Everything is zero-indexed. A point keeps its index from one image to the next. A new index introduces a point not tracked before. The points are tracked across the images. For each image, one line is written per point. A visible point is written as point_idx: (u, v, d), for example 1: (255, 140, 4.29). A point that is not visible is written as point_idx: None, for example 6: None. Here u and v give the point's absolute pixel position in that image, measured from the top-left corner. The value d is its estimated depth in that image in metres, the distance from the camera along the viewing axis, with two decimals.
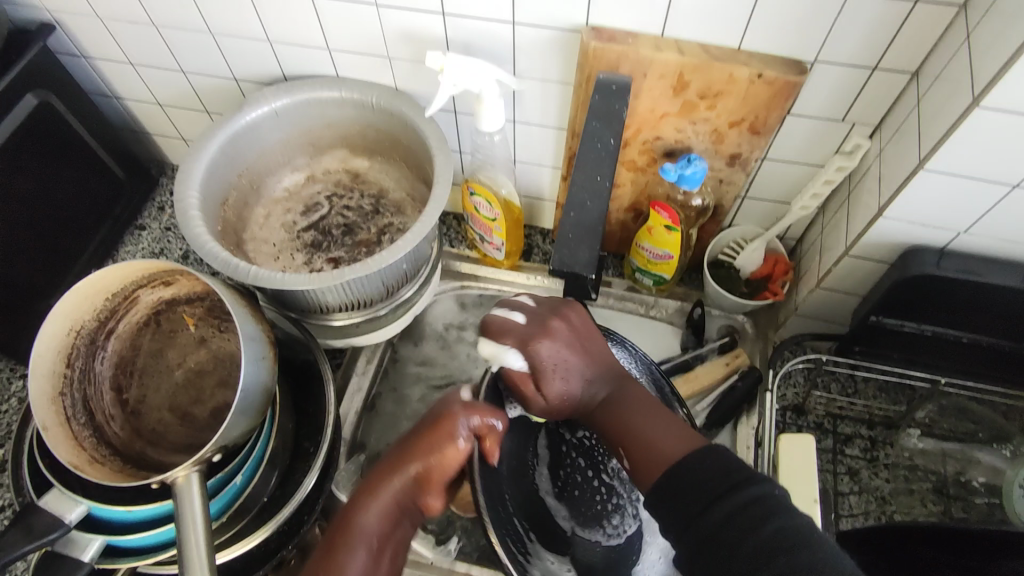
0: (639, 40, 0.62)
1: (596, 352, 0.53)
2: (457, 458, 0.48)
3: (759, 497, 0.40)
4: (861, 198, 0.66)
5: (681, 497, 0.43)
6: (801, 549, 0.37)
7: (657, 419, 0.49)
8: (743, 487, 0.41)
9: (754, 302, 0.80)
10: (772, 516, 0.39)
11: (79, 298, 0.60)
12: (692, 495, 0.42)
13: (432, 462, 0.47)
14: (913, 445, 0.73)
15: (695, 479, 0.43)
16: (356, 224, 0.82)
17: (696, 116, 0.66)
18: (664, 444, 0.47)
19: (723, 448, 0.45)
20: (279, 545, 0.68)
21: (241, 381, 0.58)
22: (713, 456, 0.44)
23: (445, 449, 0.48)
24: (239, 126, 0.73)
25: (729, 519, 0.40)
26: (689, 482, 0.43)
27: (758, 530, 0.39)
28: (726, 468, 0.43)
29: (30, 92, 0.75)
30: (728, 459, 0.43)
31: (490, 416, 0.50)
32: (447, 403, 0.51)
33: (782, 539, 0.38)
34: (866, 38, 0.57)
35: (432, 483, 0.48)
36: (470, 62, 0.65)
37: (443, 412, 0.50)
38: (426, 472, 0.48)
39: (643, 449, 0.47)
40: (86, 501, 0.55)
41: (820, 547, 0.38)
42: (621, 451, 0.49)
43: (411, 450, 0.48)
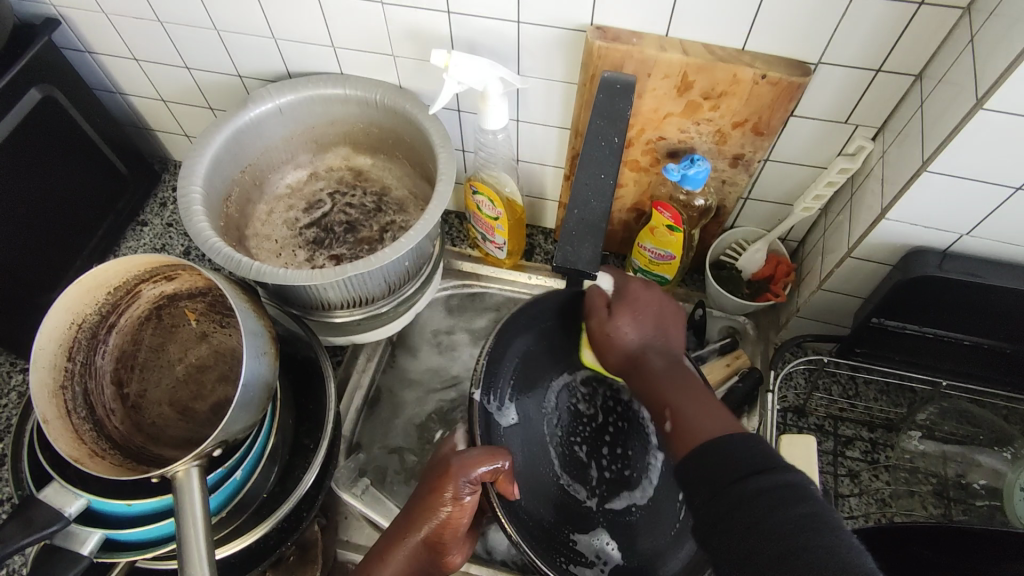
0: (644, 40, 0.62)
1: (654, 321, 0.58)
2: (464, 512, 0.54)
3: (783, 484, 0.41)
4: (864, 200, 0.66)
5: (711, 471, 0.45)
6: (820, 533, 0.39)
7: (688, 399, 0.51)
8: (768, 473, 0.42)
9: (755, 303, 0.80)
10: (799, 501, 0.40)
11: (81, 292, 0.60)
12: (718, 471, 0.44)
13: (441, 523, 0.54)
14: (914, 448, 0.73)
15: (725, 455, 0.45)
16: (359, 221, 0.82)
17: (699, 116, 0.66)
18: (705, 421, 0.49)
19: (759, 436, 0.46)
20: (278, 542, 0.68)
21: (243, 376, 0.58)
22: (745, 443, 0.45)
23: (452, 515, 0.54)
24: (243, 122, 0.73)
25: (748, 501, 0.41)
26: (720, 456, 0.45)
27: (776, 513, 0.40)
28: (757, 455, 0.44)
29: (35, 86, 0.75)
30: (757, 446, 0.45)
31: (492, 464, 0.54)
32: (449, 462, 0.55)
33: (807, 522, 0.39)
34: (870, 40, 0.57)
35: (444, 542, 0.54)
36: (475, 60, 0.65)
37: (443, 470, 0.54)
38: (436, 534, 0.54)
39: (681, 418, 0.50)
40: (86, 494, 0.55)
41: (839, 536, 0.39)
42: (663, 415, 0.52)
43: (424, 512, 0.54)
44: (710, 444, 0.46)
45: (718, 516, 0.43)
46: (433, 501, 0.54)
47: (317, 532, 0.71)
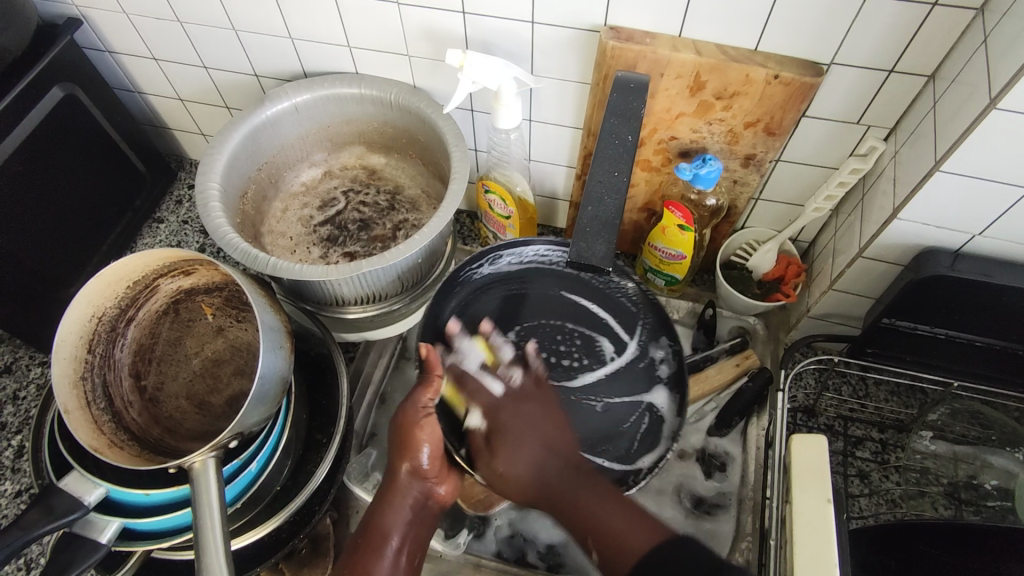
0: (657, 40, 0.62)
1: (522, 431, 0.55)
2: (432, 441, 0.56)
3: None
4: (876, 201, 0.66)
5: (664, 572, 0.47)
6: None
7: (603, 514, 0.51)
8: (721, 574, 0.45)
9: (766, 303, 0.80)
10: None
11: (102, 285, 0.61)
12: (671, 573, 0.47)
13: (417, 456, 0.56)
14: (926, 448, 0.72)
15: (666, 566, 0.47)
16: (372, 219, 0.83)
17: (712, 116, 0.67)
18: (631, 532, 0.49)
19: (690, 537, 0.49)
20: (290, 535, 0.68)
21: (259, 369, 0.58)
22: (683, 546, 0.48)
23: (422, 441, 0.56)
24: (260, 121, 0.74)
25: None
26: (663, 567, 0.47)
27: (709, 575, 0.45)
28: (694, 557, 0.47)
29: (57, 85, 0.77)
30: (697, 548, 0.48)
31: (433, 392, 0.57)
32: (399, 405, 0.57)
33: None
34: (882, 41, 0.58)
35: (426, 471, 0.57)
36: (489, 60, 0.65)
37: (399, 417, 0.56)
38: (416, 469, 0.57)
39: (608, 539, 0.50)
40: (105, 484, 0.56)
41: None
42: (586, 543, 0.51)
43: (400, 449, 0.56)
44: (648, 557, 0.48)
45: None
46: (408, 433, 0.56)
47: (329, 526, 0.71)
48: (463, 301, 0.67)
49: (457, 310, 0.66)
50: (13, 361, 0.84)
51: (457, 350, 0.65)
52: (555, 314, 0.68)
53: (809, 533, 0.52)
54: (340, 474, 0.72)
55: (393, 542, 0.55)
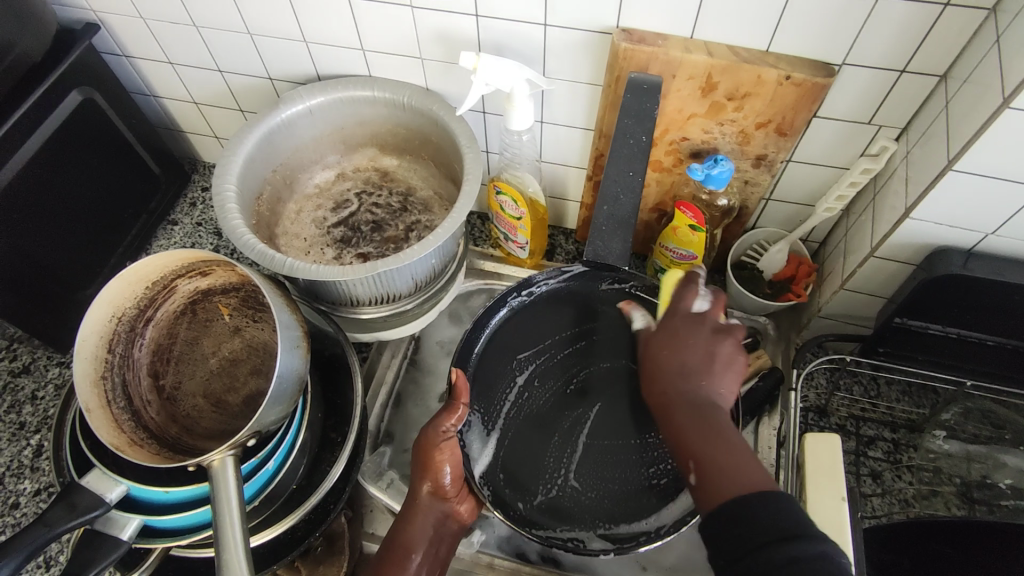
0: (669, 42, 0.63)
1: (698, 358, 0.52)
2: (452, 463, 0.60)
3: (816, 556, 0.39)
4: (887, 201, 0.66)
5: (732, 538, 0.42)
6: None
7: (709, 449, 0.47)
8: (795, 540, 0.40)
9: (777, 303, 0.80)
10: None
11: (122, 286, 0.62)
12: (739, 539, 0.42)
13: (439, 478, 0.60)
14: (939, 447, 0.73)
15: (751, 517, 0.42)
16: (385, 220, 0.84)
17: (723, 117, 0.67)
18: (742, 471, 0.45)
19: (786, 493, 0.43)
20: (305, 533, 0.69)
21: (276, 368, 0.59)
22: (774, 501, 0.42)
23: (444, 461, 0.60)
24: (275, 123, 0.75)
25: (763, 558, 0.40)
26: (745, 518, 0.42)
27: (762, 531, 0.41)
28: (785, 518, 0.41)
29: (76, 88, 0.78)
30: (788, 507, 0.42)
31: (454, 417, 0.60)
32: (422, 428, 0.61)
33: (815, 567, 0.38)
34: (894, 41, 0.58)
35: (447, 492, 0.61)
36: (502, 62, 0.66)
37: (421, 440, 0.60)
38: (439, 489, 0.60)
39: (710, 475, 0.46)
40: (126, 481, 0.57)
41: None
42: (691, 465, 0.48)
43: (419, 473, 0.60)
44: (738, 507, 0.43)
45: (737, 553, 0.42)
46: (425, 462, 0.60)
47: (344, 524, 0.72)
48: (510, 335, 0.69)
49: (509, 323, 0.69)
50: (31, 361, 0.86)
51: (482, 379, 0.66)
52: (609, 356, 0.66)
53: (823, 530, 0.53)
54: (355, 473, 0.73)
55: (415, 558, 0.59)
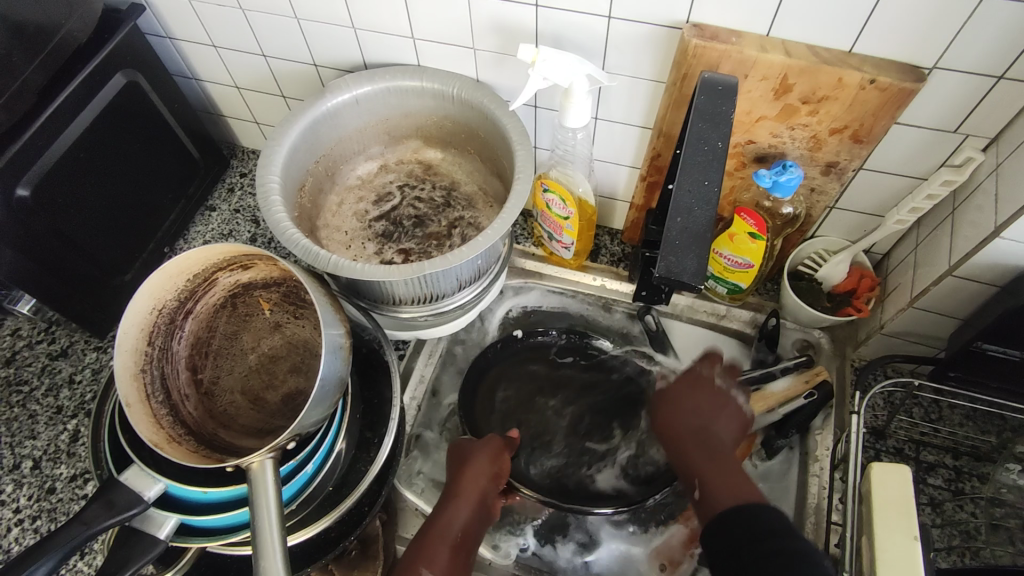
0: (744, 39, 0.59)
1: (707, 401, 0.60)
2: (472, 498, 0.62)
3: (798, 553, 0.44)
4: (969, 216, 0.62)
5: (735, 548, 0.48)
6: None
7: (721, 474, 0.54)
8: (779, 538, 0.46)
9: (836, 317, 0.76)
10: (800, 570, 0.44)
11: (164, 278, 0.60)
12: (734, 534, 0.48)
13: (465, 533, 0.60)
14: (1011, 480, 0.69)
15: (744, 517, 0.49)
16: (427, 216, 0.82)
17: (795, 121, 0.63)
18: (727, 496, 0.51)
19: (771, 505, 0.49)
20: (339, 535, 0.68)
21: (320, 370, 0.57)
22: (765, 514, 0.49)
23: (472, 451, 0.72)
24: (321, 112, 0.72)
25: (767, 556, 0.45)
26: (744, 522, 0.48)
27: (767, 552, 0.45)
28: (767, 522, 0.48)
29: (121, 71, 0.76)
30: (777, 519, 0.48)
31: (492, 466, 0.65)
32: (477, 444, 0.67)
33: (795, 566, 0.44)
34: (995, 45, 0.54)
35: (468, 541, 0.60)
36: (563, 56, 0.62)
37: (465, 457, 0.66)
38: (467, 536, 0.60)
39: (710, 491, 0.52)
40: (164, 479, 0.55)
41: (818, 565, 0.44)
42: (693, 485, 0.54)
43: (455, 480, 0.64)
44: (725, 516, 0.50)
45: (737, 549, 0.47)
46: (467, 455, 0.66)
47: (379, 527, 0.71)
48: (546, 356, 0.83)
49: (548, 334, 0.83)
50: (69, 345, 0.85)
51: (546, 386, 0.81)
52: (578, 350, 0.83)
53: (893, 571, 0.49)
54: (391, 476, 0.71)
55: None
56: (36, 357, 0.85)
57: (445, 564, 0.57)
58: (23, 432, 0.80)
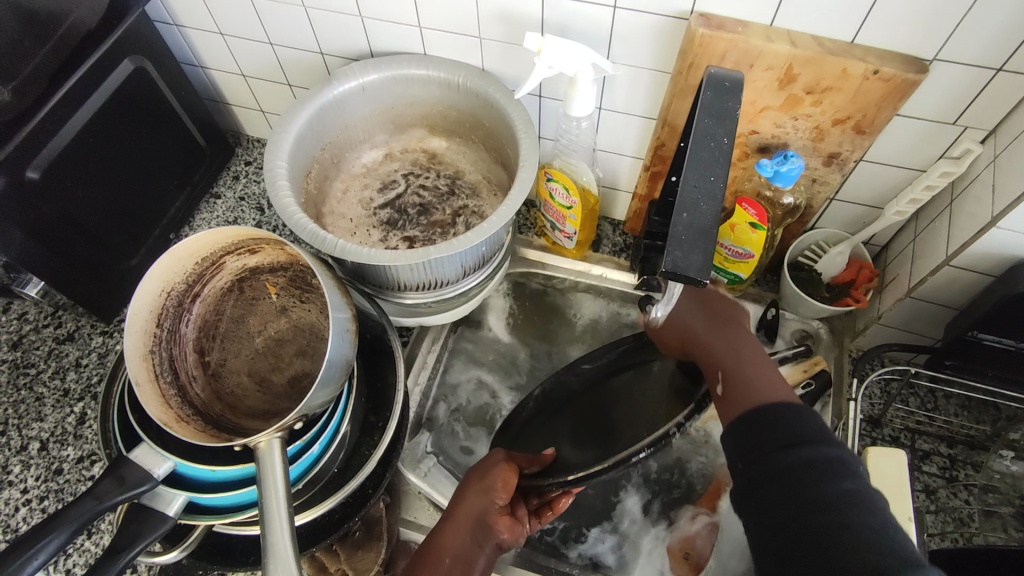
0: (749, 29, 0.60)
1: (703, 319, 0.61)
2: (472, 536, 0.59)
3: (821, 456, 0.45)
4: (967, 206, 0.63)
5: (755, 440, 0.49)
6: (831, 481, 0.44)
7: (747, 369, 0.55)
8: (804, 445, 0.46)
9: (834, 307, 0.77)
10: (838, 477, 0.44)
11: (173, 261, 0.61)
12: (762, 439, 0.49)
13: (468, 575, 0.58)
14: (1005, 468, 0.69)
15: (776, 422, 0.49)
16: (432, 204, 0.82)
17: (798, 111, 0.64)
18: (759, 389, 0.53)
19: (802, 406, 0.50)
20: (343, 516, 0.69)
21: (327, 352, 0.58)
22: (796, 415, 0.49)
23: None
24: (329, 99, 0.73)
25: (821, 533, 0.42)
26: (765, 423, 0.49)
27: (821, 489, 0.44)
28: (801, 429, 0.48)
29: (129, 57, 0.77)
30: (811, 420, 0.49)
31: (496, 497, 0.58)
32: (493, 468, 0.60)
33: (822, 470, 0.45)
34: (995, 37, 0.54)
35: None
36: (569, 44, 0.63)
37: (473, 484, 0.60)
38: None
39: (735, 381, 0.54)
40: (172, 458, 0.56)
41: (866, 502, 0.43)
42: (715, 379, 0.56)
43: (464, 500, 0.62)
44: (751, 415, 0.50)
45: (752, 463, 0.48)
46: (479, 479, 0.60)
47: (383, 510, 0.72)
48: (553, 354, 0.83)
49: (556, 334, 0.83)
50: (76, 329, 0.86)
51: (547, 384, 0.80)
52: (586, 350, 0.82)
53: None
54: (395, 459, 0.72)
55: None
56: (43, 341, 0.85)
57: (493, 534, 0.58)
58: (30, 414, 0.81)
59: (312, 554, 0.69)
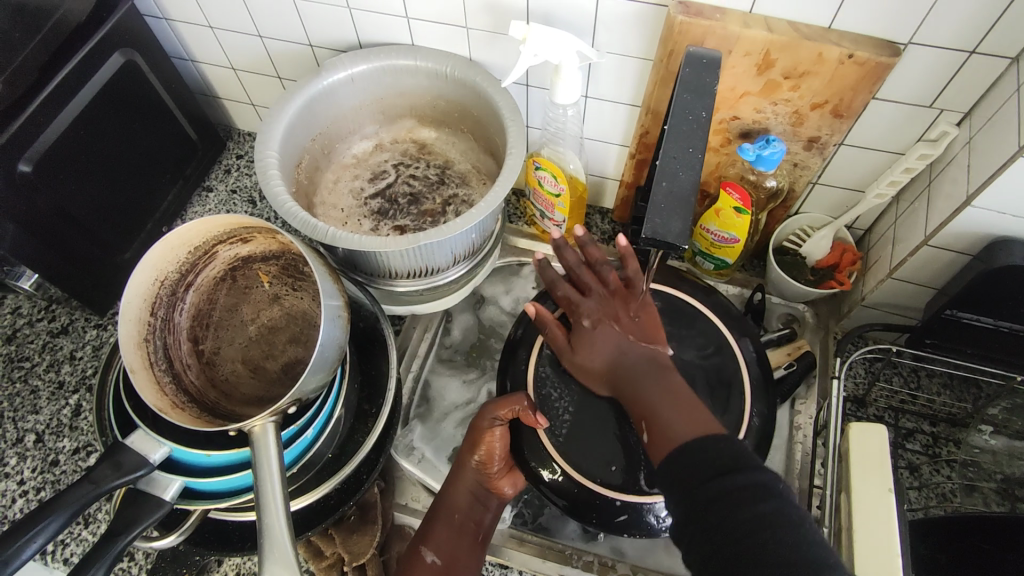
0: (728, 16, 0.61)
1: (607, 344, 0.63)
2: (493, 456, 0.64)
3: (753, 484, 0.46)
4: (945, 187, 0.64)
5: (696, 465, 0.49)
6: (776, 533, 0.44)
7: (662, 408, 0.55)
8: (739, 472, 0.47)
9: (819, 290, 0.78)
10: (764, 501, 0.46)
11: (166, 249, 0.62)
12: (695, 469, 0.49)
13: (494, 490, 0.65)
14: (983, 443, 0.70)
15: (700, 450, 0.50)
16: (422, 193, 0.83)
17: (778, 96, 0.65)
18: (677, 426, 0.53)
19: (731, 436, 0.51)
20: (339, 501, 0.70)
21: (319, 337, 0.59)
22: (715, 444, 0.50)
23: (492, 444, 0.64)
24: (317, 90, 0.74)
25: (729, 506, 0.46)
26: (688, 461, 0.50)
27: (740, 508, 0.46)
28: (731, 455, 0.49)
29: (118, 50, 0.77)
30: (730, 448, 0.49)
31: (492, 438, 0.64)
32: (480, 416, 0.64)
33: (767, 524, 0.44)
34: (966, 22, 0.56)
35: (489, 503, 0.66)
36: (553, 32, 0.64)
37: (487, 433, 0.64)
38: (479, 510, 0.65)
39: (656, 425, 0.54)
40: (168, 443, 0.57)
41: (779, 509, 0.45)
42: (641, 426, 0.56)
43: (434, 538, 0.63)
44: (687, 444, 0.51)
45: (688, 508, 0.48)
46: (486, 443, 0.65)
47: (377, 494, 0.73)
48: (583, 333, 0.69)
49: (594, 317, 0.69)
50: (70, 323, 0.87)
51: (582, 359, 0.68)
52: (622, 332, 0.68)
53: (869, 522, 0.52)
54: (388, 445, 0.72)
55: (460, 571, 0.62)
56: (37, 335, 0.86)
57: (445, 547, 0.63)
58: (25, 406, 0.81)
59: (308, 539, 0.70)
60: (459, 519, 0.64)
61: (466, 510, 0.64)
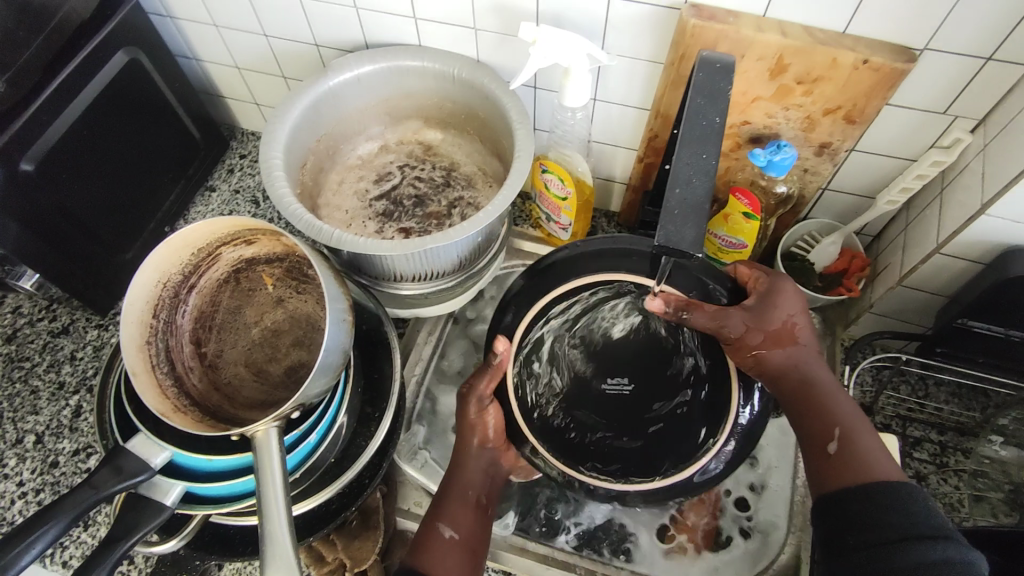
0: (740, 20, 0.60)
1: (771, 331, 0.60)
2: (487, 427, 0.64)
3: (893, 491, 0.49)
4: (958, 195, 0.64)
5: (862, 502, 0.50)
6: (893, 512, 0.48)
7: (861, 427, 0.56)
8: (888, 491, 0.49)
9: (827, 296, 0.77)
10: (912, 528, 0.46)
11: (170, 251, 0.62)
12: (866, 505, 0.49)
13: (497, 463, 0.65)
14: (994, 453, 0.69)
15: (876, 497, 0.49)
16: (427, 196, 0.83)
17: (790, 101, 0.65)
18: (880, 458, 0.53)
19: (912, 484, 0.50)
20: (341, 506, 0.69)
21: (324, 342, 0.58)
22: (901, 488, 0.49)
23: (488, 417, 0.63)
24: (323, 90, 0.73)
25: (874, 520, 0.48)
26: (876, 507, 0.49)
27: (883, 515, 0.48)
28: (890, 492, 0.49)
29: (122, 49, 0.77)
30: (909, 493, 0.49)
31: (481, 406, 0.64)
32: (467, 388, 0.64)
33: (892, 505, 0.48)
34: (983, 29, 0.55)
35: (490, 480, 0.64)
36: (563, 34, 0.63)
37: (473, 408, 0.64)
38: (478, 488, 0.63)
39: (852, 441, 0.55)
40: (169, 448, 0.56)
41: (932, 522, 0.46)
42: (830, 434, 0.56)
43: (449, 514, 0.61)
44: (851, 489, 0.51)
45: (843, 548, 0.49)
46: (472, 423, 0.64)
47: (379, 499, 0.72)
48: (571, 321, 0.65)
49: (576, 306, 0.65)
50: (70, 323, 0.86)
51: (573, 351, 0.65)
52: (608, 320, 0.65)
53: None
54: (392, 449, 0.72)
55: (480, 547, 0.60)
56: (38, 335, 0.85)
57: (463, 524, 0.61)
58: (25, 407, 0.80)
59: (310, 544, 0.70)
60: (468, 498, 0.62)
61: (478, 484, 0.63)
